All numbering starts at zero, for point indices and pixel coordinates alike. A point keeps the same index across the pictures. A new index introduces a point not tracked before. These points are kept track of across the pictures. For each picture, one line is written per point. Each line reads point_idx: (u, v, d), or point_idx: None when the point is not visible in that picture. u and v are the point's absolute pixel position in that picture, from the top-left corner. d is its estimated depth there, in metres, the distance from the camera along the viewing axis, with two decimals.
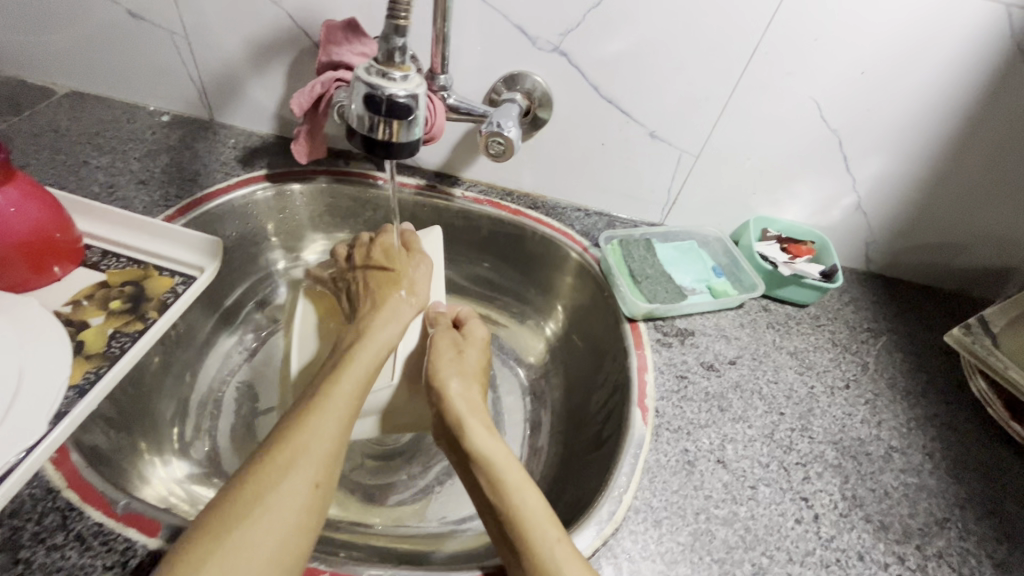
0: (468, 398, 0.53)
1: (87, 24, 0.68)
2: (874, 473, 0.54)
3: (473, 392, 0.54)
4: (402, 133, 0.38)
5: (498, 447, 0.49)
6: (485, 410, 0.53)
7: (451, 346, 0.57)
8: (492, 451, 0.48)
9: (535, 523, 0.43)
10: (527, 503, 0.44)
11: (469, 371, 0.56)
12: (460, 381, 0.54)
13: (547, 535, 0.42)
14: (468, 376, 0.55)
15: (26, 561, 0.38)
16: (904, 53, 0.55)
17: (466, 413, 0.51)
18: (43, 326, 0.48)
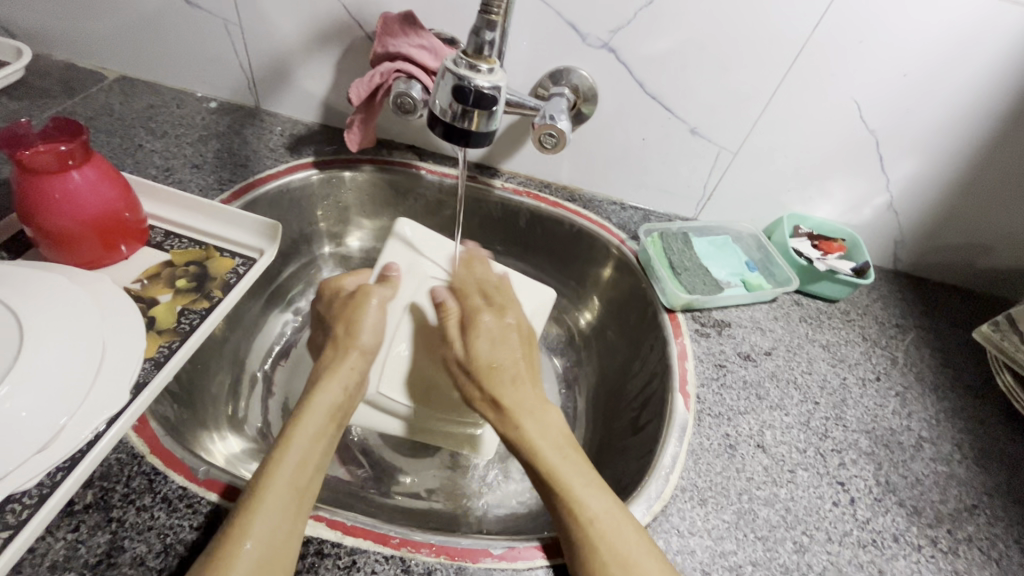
0: (513, 390, 0.51)
1: (142, 12, 0.69)
2: (906, 461, 0.56)
3: (519, 375, 0.52)
4: (483, 123, 0.42)
5: (556, 433, 0.49)
6: (536, 395, 0.52)
7: (498, 327, 0.55)
8: (536, 433, 0.49)
9: (583, 494, 0.44)
10: (575, 481, 0.45)
11: (491, 366, 0.52)
12: (504, 351, 0.54)
13: (596, 501, 0.44)
14: (498, 367, 0.52)
15: (118, 520, 0.40)
16: (945, 57, 0.57)
17: (514, 403, 0.50)
18: (117, 299, 0.50)
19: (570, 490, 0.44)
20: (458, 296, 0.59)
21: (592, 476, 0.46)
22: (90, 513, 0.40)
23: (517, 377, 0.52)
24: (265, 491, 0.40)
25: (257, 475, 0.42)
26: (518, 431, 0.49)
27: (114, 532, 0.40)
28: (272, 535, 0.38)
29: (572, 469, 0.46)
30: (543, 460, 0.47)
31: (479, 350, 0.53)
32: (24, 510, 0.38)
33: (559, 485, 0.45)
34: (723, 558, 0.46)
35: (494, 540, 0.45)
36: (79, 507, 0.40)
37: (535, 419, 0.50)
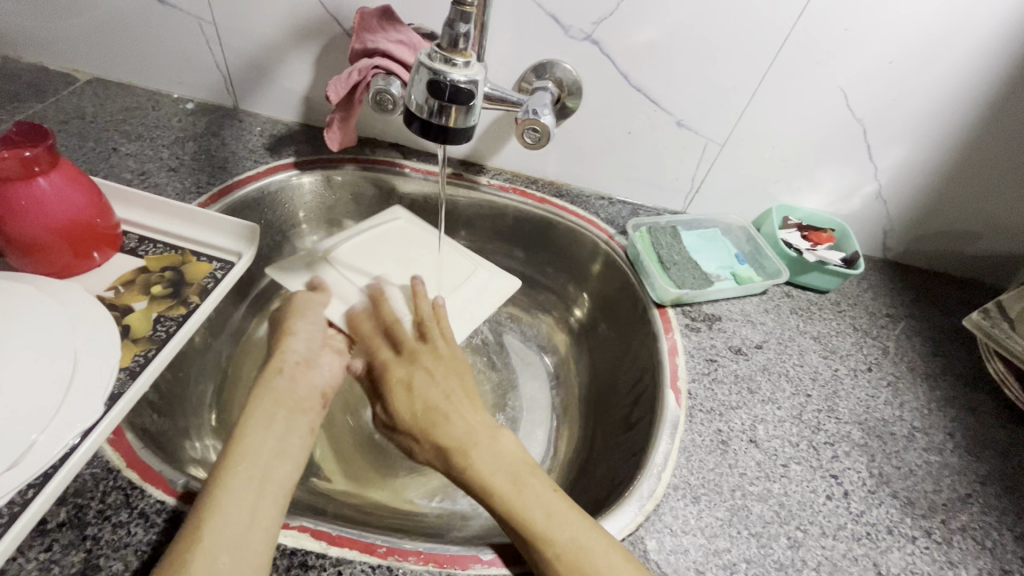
0: (452, 429, 0.50)
1: (112, 11, 0.67)
2: (899, 452, 0.56)
3: (455, 407, 0.52)
4: (460, 119, 0.40)
5: (507, 460, 0.47)
6: (482, 425, 0.50)
7: (435, 369, 0.55)
8: (484, 464, 0.47)
9: (549, 527, 0.42)
10: (534, 509, 0.43)
11: (426, 412, 0.52)
12: (443, 393, 0.53)
13: (563, 530, 0.41)
14: (432, 412, 0.52)
15: (93, 538, 0.39)
16: (930, 44, 0.56)
17: (462, 441, 0.49)
18: (89, 308, 0.48)
19: (525, 517, 0.43)
20: (362, 346, 0.58)
21: (557, 500, 0.44)
22: (64, 532, 0.39)
23: (457, 412, 0.51)
24: (213, 506, 0.38)
25: (212, 472, 0.41)
26: (470, 469, 0.47)
27: (89, 551, 0.38)
28: (230, 527, 0.37)
29: (529, 499, 0.44)
30: (496, 500, 0.45)
31: (404, 409, 0.53)
32: None
33: (525, 523, 0.42)
34: (717, 556, 0.46)
35: (484, 546, 0.44)
36: (51, 526, 0.39)
37: (483, 449, 0.48)
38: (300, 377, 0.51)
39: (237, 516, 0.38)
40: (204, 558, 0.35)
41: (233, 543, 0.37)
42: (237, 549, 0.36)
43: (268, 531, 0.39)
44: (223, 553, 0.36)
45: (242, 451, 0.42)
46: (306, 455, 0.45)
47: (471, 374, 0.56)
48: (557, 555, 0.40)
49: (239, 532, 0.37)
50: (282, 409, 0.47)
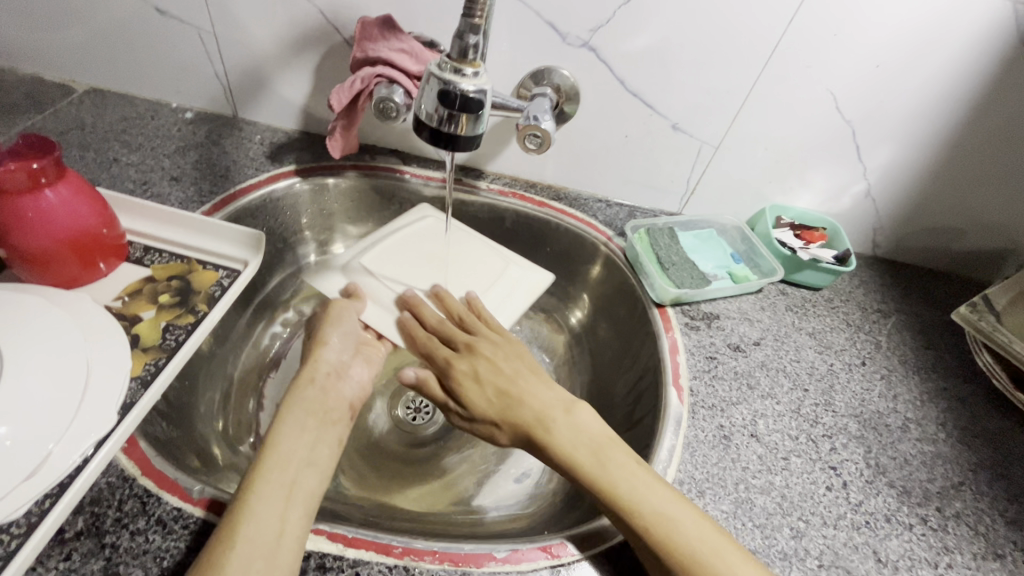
0: (532, 408, 0.52)
1: (111, 23, 0.67)
2: (894, 443, 0.57)
3: (524, 384, 0.54)
4: (469, 127, 0.42)
5: (588, 434, 0.49)
6: (562, 401, 0.53)
7: (502, 355, 0.57)
8: (570, 443, 0.49)
9: (657, 505, 0.43)
10: (640, 487, 0.45)
11: (502, 397, 0.53)
12: (513, 373, 0.55)
13: (665, 505, 0.43)
14: (506, 397, 0.53)
15: (111, 546, 0.39)
16: (916, 48, 0.59)
17: (542, 419, 0.51)
18: (98, 318, 0.49)
19: (622, 495, 0.44)
20: (425, 353, 0.58)
21: (658, 482, 0.45)
22: (82, 540, 0.39)
23: (533, 390, 0.54)
24: (246, 506, 0.40)
25: (244, 478, 0.42)
26: (557, 448, 0.49)
27: (108, 559, 0.39)
28: (262, 533, 0.38)
29: (634, 479, 0.45)
30: (593, 477, 0.46)
31: (478, 400, 0.54)
32: (13, 540, 0.37)
33: (635, 507, 0.43)
34: None
35: (498, 544, 0.45)
36: (69, 535, 0.39)
37: (564, 423, 0.50)
38: (330, 387, 0.53)
39: (270, 516, 0.39)
40: (236, 561, 0.36)
41: (267, 541, 0.38)
42: (269, 554, 0.37)
43: (300, 532, 0.40)
44: (257, 557, 0.37)
45: (273, 459, 0.43)
46: (334, 466, 0.46)
47: (530, 355, 0.58)
48: (663, 534, 0.42)
49: (272, 538, 0.38)
50: (312, 419, 0.48)
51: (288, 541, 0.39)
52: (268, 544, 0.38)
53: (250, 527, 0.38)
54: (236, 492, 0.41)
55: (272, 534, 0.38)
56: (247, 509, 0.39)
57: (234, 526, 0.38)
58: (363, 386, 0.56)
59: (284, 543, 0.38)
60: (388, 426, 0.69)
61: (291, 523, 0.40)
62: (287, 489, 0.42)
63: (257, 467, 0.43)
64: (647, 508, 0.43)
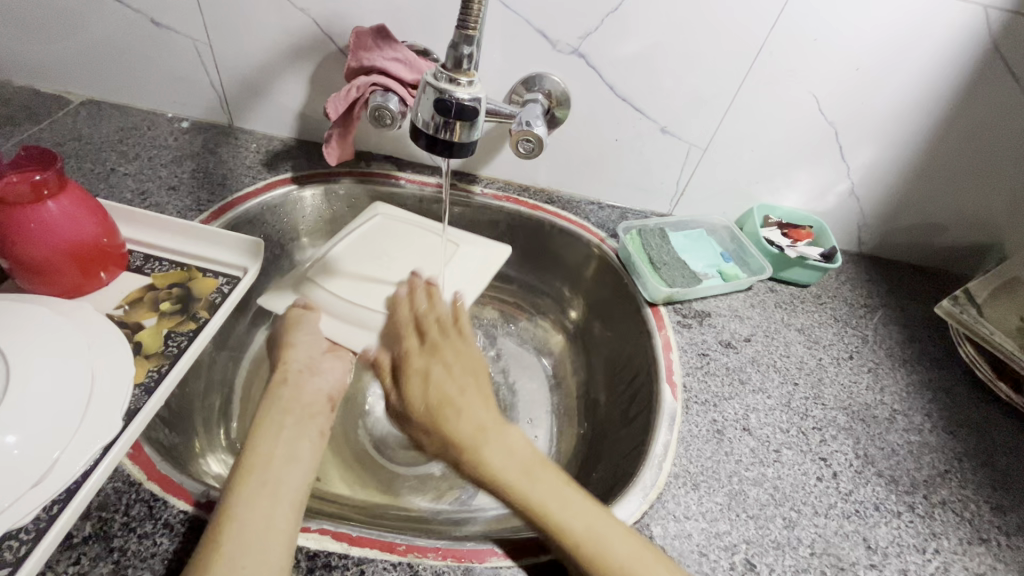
0: (463, 422, 0.51)
1: (106, 35, 0.68)
2: (881, 433, 0.59)
3: (466, 402, 0.53)
4: (465, 134, 0.43)
5: (518, 457, 0.48)
6: (495, 420, 0.52)
7: (423, 368, 0.56)
8: (495, 462, 0.48)
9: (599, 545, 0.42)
10: (573, 521, 0.43)
11: (440, 400, 0.53)
12: (445, 372, 0.55)
13: (574, 516, 0.44)
14: (447, 396, 0.53)
15: (120, 549, 0.40)
16: (893, 51, 0.61)
17: (473, 437, 0.50)
18: (101, 326, 0.49)
19: (529, 499, 0.45)
20: (388, 347, 0.59)
21: (588, 503, 0.45)
22: (90, 545, 0.40)
23: (468, 407, 0.52)
24: (234, 508, 0.40)
25: (228, 480, 0.42)
26: (482, 465, 0.48)
27: (116, 562, 0.39)
28: (248, 531, 0.39)
29: (569, 506, 0.44)
30: (524, 500, 0.45)
31: (417, 397, 0.54)
32: (22, 546, 0.38)
33: (570, 542, 0.43)
34: (718, 538, 0.48)
35: (499, 540, 0.46)
36: (78, 539, 0.40)
37: (495, 445, 0.49)
38: (305, 383, 0.53)
39: (256, 515, 0.40)
40: (225, 559, 0.37)
41: (255, 538, 0.39)
42: (257, 551, 0.38)
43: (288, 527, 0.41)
44: (247, 556, 0.37)
45: (254, 460, 0.44)
46: (317, 460, 0.47)
47: (487, 375, 0.57)
48: (568, 540, 0.43)
49: (262, 536, 0.39)
50: (289, 417, 0.49)
51: (277, 537, 0.39)
52: (258, 543, 0.38)
53: (240, 529, 0.39)
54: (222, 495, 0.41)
55: (261, 532, 0.39)
56: (234, 512, 0.40)
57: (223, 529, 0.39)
58: (338, 380, 0.56)
59: (275, 540, 0.39)
60: (387, 428, 0.70)
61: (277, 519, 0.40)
62: (269, 487, 0.42)
63: (240, 469, 0.43)
64: (582, 544, 0.42)
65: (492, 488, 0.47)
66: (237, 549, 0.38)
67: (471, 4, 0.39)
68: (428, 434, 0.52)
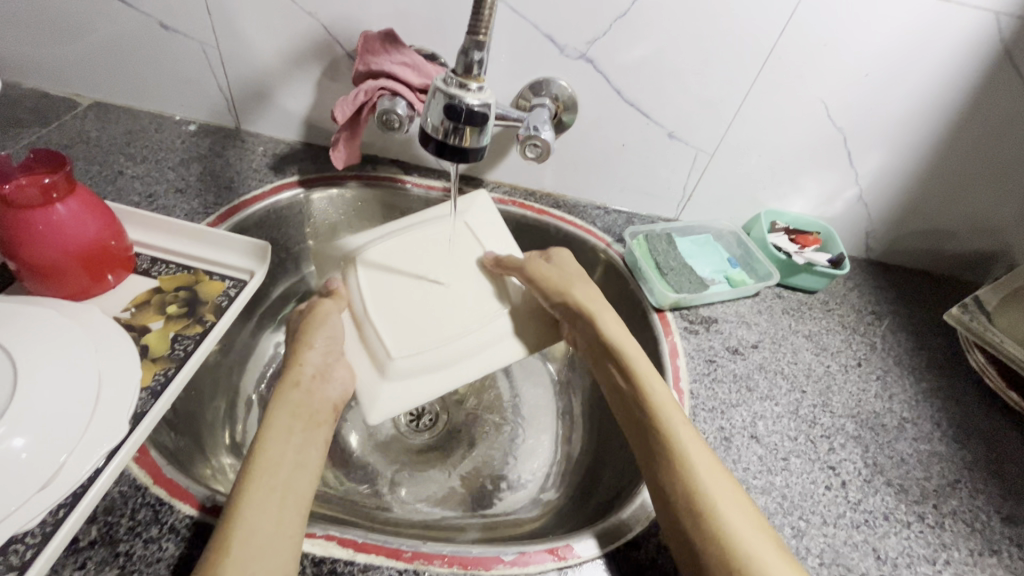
0: (593, 302, 0.59)
1: (116, 38, 0.68)
2: (890, 442, 0.59)
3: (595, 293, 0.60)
4: (474, 140, 0.43)
5: (632, 343, 0.57)
6: (614, 316, 0.59)
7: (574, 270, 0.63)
8: (622, 343, 0.56)
9: (696, 462, 0.46)
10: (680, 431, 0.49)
11: (564, 279, 0.61)
12: (587, 292, 0.60)
13: (679, 427, 0.49)
14: (572, 281, 0.61)
15: (125, 554, 0.40)
16: (904, 56, 0.60)
17: (585, 301, 0.59)
18: (108, 329, 0.49)
19: (666, 423, 0.49)
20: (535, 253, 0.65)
21: (698, 438, 0.49)
22: (96, 550, 0.40)
23: (593, 296, 0.60)
24: (239, 513, 0.40)
25: (235, 485, 0.42)
26: (594, 322, 0.57)
27: (122, 567, 0.39)
28: (256, 539, 0.38)
29: (678, 423, 0.49)
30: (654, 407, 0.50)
31: (555, 270, 0.61)
32: (28, 550, 0.37)
33: (675, 447, 0.47)
34: None
35: (505, 547, 0.46)
36: (83, 544, 0.40)
37: (609, 319, 0.58)
38: (316, 390, 0.52)
39: (262, 522, 0.39)
40: (232, 564, 0.37)
41: (261, 545, 0.38)
42: (264, 557, 0.38)
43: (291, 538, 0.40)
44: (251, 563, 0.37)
45: (261, 466, 0.43)
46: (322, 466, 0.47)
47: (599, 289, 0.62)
48: (682, 464, 0.46)
49: (266, 545, 0.38)
50: (297, 421, 0.48)
51: (283, 545, 0.39)
52: (264, 547, 0.38)
53: (246, 535, 0.38)
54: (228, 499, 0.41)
55: (267, 539, 0.39)
56: (241, 515, 0.39)
57: (230, 533, 0.38)
58: (348, 389, 0.54)
59: (281, 548, 0.39)
60: (391, 432, 0.70)
61: (284, 527, 0.40)
62: (275, 492, 0.42)
63: (245, 474, 0.43)
64: (687, 457, 0.47)
65: (636, 381, 0.53)
66: (244, 553, 0.37)
67: (481, 11, 0.39)
68: (546, 297, 0.60)
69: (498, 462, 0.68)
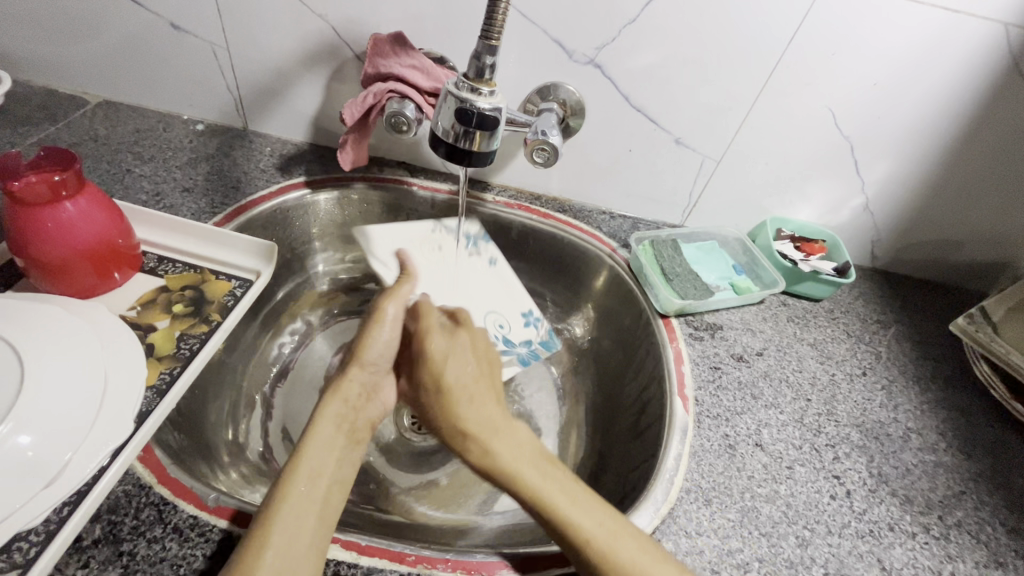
0: (475, 413, 0.51)
1: (126, 37, 0.69)
2: (895, 452, 0.58)
3: (477, 394, 0.53)
4: (484, 144, 0.43)
5: (522, 448, 0.49)
6: (507, 421, 0.52)
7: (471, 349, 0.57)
8: (501, 453, 0.49)
9: (627, 567, 0.41)
10: (592, 530, 0.43)
11: (462, 389, 0.53)
12: (475, 372, 0.55)
13: (591, 523, 0.44)
14: (465, 387, 0.53)
15: (129, 553, 0.40)
16: (912, 66, 0.60)
17: (483, 432, 0.50)
18: (115, 327, 0.50)
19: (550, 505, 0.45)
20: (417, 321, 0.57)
21: (617, 525, 0.44)
22: (99, 548, 0.40)
23: (476, 397, 0.53)
24: (277, 515, 0.40)
25: (277, 485, 0.42)
26: (488, 452, 0.49)
27: (125, 566, 0.39)
28: (289, 551, 0.39)
29: (592, 523, 0.44)
30: (553, 509, 0.45)
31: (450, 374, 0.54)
32: (32, 548, 0.37)
33: (602, 558, 0.42)
34: (731, 556, 0.48)
35: (509, 552, 0.45)
36: (87, 542, 0.40)
37: (502, 438, 0.50)
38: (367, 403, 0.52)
39: (296, 532, 0.40)
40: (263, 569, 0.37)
41: (290, 557, 0.38)
42: (290, 570, 0.38)
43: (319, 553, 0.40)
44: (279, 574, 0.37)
45: (301, 477, 0.43)
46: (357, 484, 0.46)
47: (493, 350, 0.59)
48: (607, 567, 0.41)
49: (297, 555, 0.39)
50: (345, 431, 0.48)
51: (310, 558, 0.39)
52: (290, 560, 0.38)
53: (280, 543, 0.39)
54: (269, 497, 0.42)
55: (297, 553, 0.39)
56: (282, 518, 0.40)
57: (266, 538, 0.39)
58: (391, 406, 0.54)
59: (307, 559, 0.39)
60: (393, 435, 0.70)
61: (314, 543, 0.40)
62: (316, 500, 0.42)
63: (290, 475, 0.43)
64: (616, 560, 0.42)
65: (534, 502, 0.45)
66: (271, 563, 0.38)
67: (495, 16, 0.39)
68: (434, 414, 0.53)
69: None
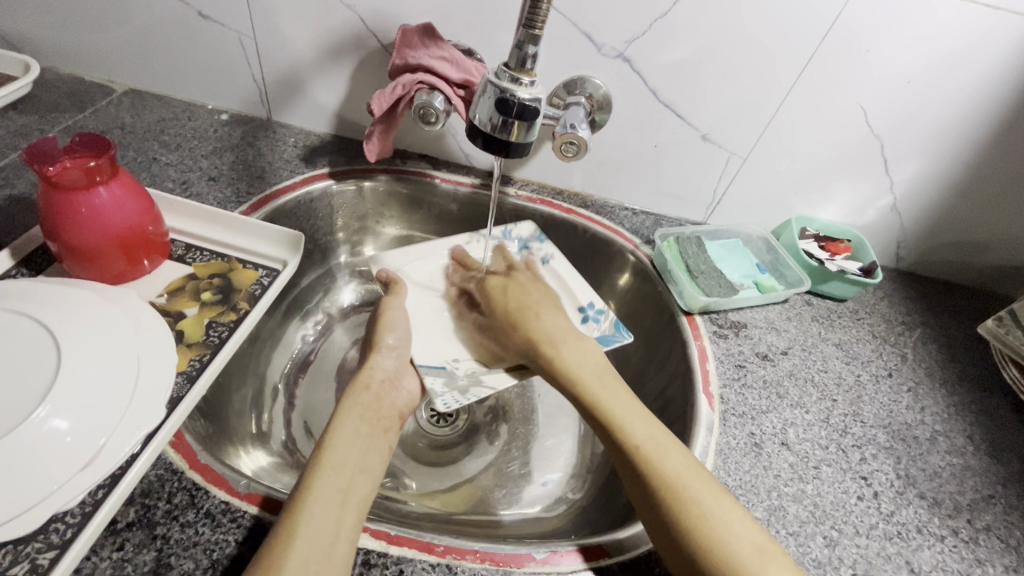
0: (544, 323, 0.61)
1: (153, 26, 0.69)
2: (922, 454, 0.58)
3: (543, 308, 0.63)
4: (522, 135, 0.43)
5: (594, 362, 0.57)
6: (573, 330, 0.61)
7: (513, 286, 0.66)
8: (575, 359, 0.57)
9: (659, 459, 0.47)
10: (640, 436, 0.50)
11: (517, 306, 0.63)
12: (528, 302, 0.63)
13: (640, 431, 0.50)
14: (523, 304, 0.63)
15: (162, 537, 0.40)
16: (948, 64, 0.59)
17: (550, 334, 0.59)
18: (145, 313, 0.50)
19: (604, 407, 0.53)
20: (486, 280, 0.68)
21: (658, 429, 0.50)
22: (134, 532, 0.40)
23: (542, 309, 0.63)
24: (305, 503, 0.41)
25: (302, 478, 0.43)
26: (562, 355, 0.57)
27: (159, 550, 0.39)
28: (318, 533, 0.39)
29: (638, 429, 0.50)
30: (609, 413, 0.52)
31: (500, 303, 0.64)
32: (69, 529, 0.38)
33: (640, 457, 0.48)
34: None
35: (536, 544, 0.45)
36: (122, 525, 0.40)
37: (574, 346, 0.58)
38: (386, 394, 0.55)
39: (325, 516, 0.40)
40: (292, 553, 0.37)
41: (321, 540, 0.38)
42: (321, 553, 0.38)
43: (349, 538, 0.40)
44: (311, 557, 0.37)
45: (330, 464, 0.45)
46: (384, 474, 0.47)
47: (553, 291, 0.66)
48: (646, 465, 0.47)
49: (328, 539, 0.39)
50: (365, 426, 0.50)
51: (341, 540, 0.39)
52: (321, 539, 0.38)
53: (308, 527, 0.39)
54: (295, 488, 0.42)
55: (328, 535, 0.39)
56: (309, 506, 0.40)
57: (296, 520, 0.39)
58: (414, 397, 0.58)
59: (338, 543, 0.39)
60: (413, 427, 0.70)
61: (343, 527, 0.40)
62: (342, 488, 0.43)
63: (315, 467, 0.44)
64: (652, 459, 0.47)
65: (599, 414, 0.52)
66: (302, 545, 0.38)
67: (538, 6, 0.40)
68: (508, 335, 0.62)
69: (521, 461, 0.67)
